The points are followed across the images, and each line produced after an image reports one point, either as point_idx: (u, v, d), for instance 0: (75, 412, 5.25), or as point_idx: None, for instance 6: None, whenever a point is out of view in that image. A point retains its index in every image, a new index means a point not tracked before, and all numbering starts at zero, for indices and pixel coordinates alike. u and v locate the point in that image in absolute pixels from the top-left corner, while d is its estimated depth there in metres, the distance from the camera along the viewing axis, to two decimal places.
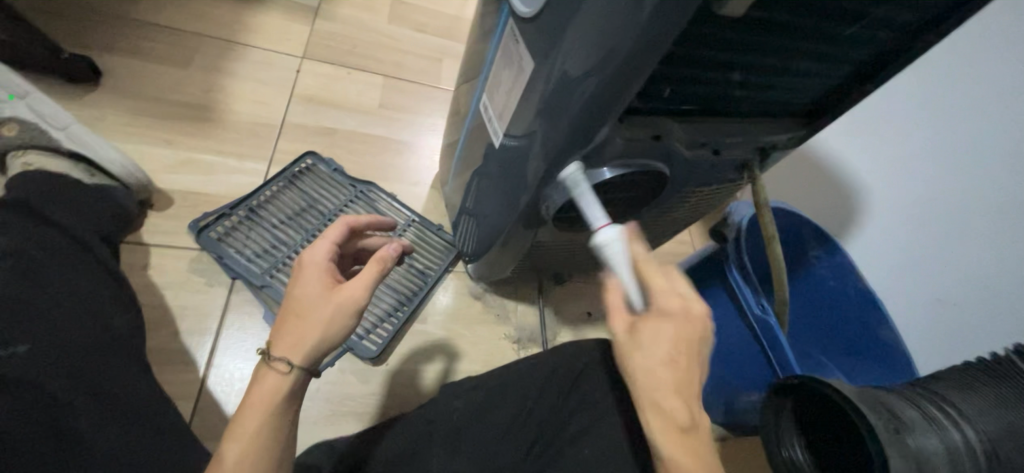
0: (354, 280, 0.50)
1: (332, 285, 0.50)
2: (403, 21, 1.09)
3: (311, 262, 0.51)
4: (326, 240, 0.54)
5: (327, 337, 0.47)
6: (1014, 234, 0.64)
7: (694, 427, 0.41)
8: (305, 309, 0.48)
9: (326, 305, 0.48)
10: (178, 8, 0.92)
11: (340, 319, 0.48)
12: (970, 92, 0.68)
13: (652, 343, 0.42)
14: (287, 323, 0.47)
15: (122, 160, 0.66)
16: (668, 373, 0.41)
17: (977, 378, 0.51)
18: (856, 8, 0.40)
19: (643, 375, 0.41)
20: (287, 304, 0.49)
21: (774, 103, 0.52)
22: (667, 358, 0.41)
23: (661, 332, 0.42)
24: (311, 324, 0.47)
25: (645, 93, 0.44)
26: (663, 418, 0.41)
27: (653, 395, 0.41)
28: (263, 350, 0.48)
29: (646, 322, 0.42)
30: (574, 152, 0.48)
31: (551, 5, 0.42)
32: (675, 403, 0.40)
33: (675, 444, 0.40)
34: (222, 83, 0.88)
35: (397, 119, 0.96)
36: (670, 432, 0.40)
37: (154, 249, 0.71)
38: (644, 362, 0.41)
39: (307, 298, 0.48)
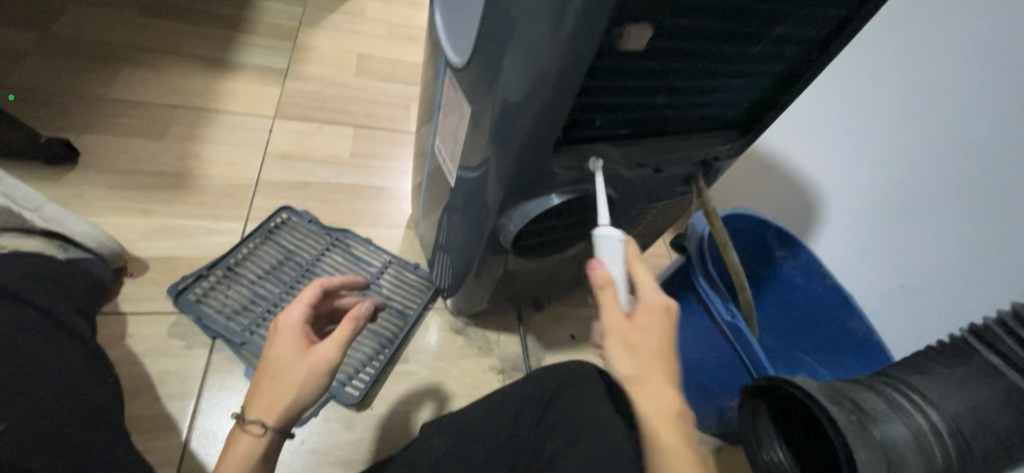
0: (327, 340, 0.51)
1: (307, 346, 0.51)
2: (369, 73, 1.15)
3: (286, 325, 0.53)
4: (301, 302, 0.56)
5: (303, 396, 0.49)
6: (960, 213, 0.67)
7: (683, 412, 0.43)
8: (280, 372, 0.49)
9: (301, 366, 0.49)
10: (151, 84, 0.97)
11: (315, 378, 0.49)
12: (896, 88, 0.74)
13: (645, 336, 0.44)
14: (262, 386, 0.48)
15: (95, 233, 0.69)
16: (657, 362, 0.43)
17: (937, 362, 0.52)
18: (755, 31, 0.45)
19: (639, 366, 0.43)
20: (263, 369, 0.50)
21: (706, 120, 0.56)
22: (658, 350, 0.44)
23: (651, 328, 0.45)
24: (285, 385, 0.48)
25: (577, 124, 0.47)
26: (658, 404, 0.42)
27: (648, 386, 0.43)
28: (238, 413, 0.49)
29: (638, 318, 0.45)
30: (519, 184, 0.51)
31: (480, 54, 0.46)
32: (666, 388, 0.43)
33: (668, 428, 0.42)
34: (196, 149, 0.92)
35: (368, 166, 1.00)
36: (664, 416, 0.42)
37: (131, 317, 0.72)
38: (635, 356, 0.43)
39: (282, 360, 0.50)
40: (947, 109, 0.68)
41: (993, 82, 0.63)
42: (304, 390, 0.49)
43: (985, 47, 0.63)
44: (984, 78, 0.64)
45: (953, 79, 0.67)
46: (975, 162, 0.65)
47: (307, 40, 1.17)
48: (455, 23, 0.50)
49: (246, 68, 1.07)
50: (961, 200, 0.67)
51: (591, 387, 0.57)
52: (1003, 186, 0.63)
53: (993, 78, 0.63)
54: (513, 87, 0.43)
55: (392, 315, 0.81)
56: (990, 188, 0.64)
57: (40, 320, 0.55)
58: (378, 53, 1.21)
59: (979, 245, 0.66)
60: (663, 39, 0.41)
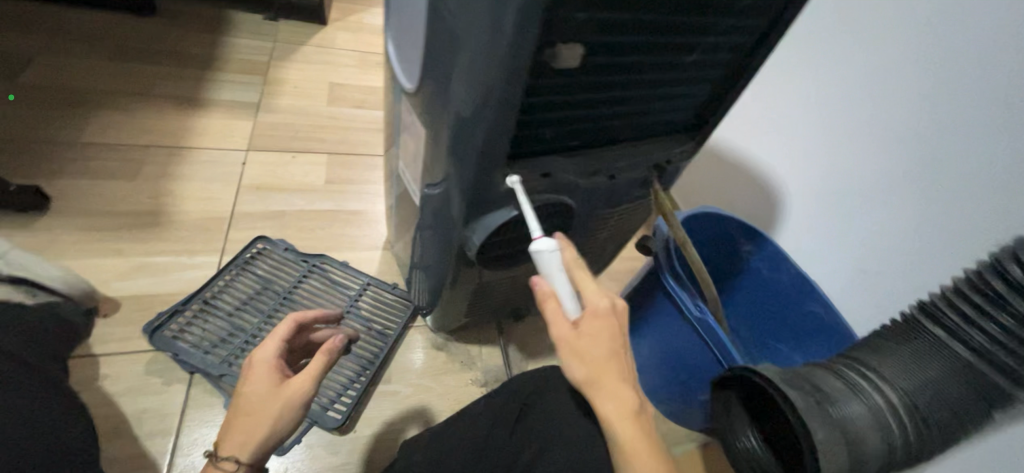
0: (302, 373, 0.52)
1: (281, 380, 0.52)
2: (342, 101, 1.18)
3: (260, 360, 0.54)
4: (274, 337, 0.57)
5: (278, 430, 0.49)
6: (904, 194, 0.71)
7: (638, 409, 0.46)
8: (253, 406, 0.49)
9: (276, 400, 0.50)
10: (124, 126, 0.99)
11: (290, 410, 0.50)
12: (837, 82, 0.79)
13: (592, 341, 0.47)
14: (235, 422, 0.49)
15: (63, 276, 0.71)
16: (610, 363, 0.47)
17: (890, 339, 0.55)
18: (686, 41, 0.48)
19: (591, 370, 0.46)
20: (235, 404, 0.51)
21: (655, 125, 0.59)
22: (607, 352, 0.47)
23: (598, 333, 0.47)
24: (260, 420, 0.49)
25: (527, 138, 0.50)
26: (617, 403, 0.45)
27: (601, 384, 0.46)
28: (210, 450, 0.49)
29: (585, 325, 0.48)
30: (476, 198, 0.53)
31: (428, 79, 0.49)
32: (620, 387, 0.46)
33: (631, 427, 0.45)
34: (170, 186, 0.93)
35: (344, 191, 1.01)
36: (621, 412, 0.45)
37: (107, 358, 0.72)
38: (585, 360, 0.47)
39: (255, 395, 0.50)
40: (891, 101, 0.71)
41: (926, 70, 0.67)
42: (280, 424, 0.49)
43: (920, 39, 0.67)
44: (920, 69, 0.67)
45: (896, 72, 0.70)
46: (919, 148, 0.68)
47: (279, 73, 1.20)
48: (403, 50, 0.52)
49: (219, 104, 1.09)
50: (912, 187, 0.70)
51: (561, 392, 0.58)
52: (947, 171, 0.66)
53: (925, 66, 0.67)
54: (461, 103, 0.45)
55: (372, 336, 0.82)
56: (932, 172, 0.67)
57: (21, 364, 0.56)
58: (350, 82, 1.24)
59: (923, 224, 0.69)
60: (597, 55, 0.44)
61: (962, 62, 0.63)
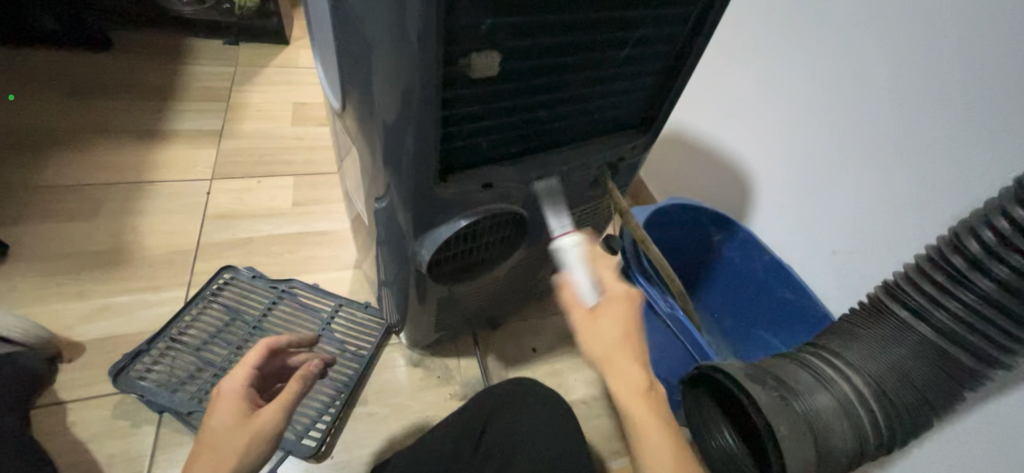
0: (273, 403, 0.50)
1: (250, 411, 0.50)
2: (307, 121, 1.17)
3: (229, 390, 0.51)
4: (245, 365, 0.54)
5: (245, 465, 0.46)
6: (866, 170, 0.70)
7: (652, 386, 0.46)
8: (218, 441, 0.46)
9: (243, 432, 0.47)
10: (84, 166, 0.98)
11: (259, 443, 0.47)
12: (792, 63, 0.78)
13: (608, 327, 0.47)
14: (198, 458, 0.45)
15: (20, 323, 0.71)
16: (622, 345, 0.46)
17: (857, 325, 0.57)
18: (614, 36, 0.46)
19: (603, 354, 0.47)
20: (198, 439, 0.48)
21: (601, 123, 0.57)
22: (622, 336, 0.47)
23: (615, 319, 0.48)
24: (224, 455, 0.45)
25: (461, 150, 0.48)
26: (625, 380, 0.46)
27: (616, 368, 0.46)
28: None
29: (602, 308, 0.49)
30: (418, 214, 0.51)
31: (352, 98, 0.47)
32: (630, 365, 0.46)
33: (639, 403, 0.45)
34: (133, 223, 0.91)
35: (312, 212, 1.00)
36: (630, 389, 0.45)
37: (73, 405, 0.71)
38: (600, 343, 0.47)
39: (221, 428, 0.47)
40: (845, 77, 0.71)
41: (875, 44, 0.66)
42: (247, 458, 0.46)
43: (877, 9, 0.65)
44: (872, 42, 0.67)
45: (855, 46, 0.69)
46: (875, 121, 0.68)
47: (242, 97, 1.19)
48: (327, 68, 0.51)
49: (181, 134, 1.07)
50: (872, 161, 0.69)
51: (521, 405, 0.59)
52: (909, 142, 0.64)
53: (873, 40, 0.66)
54: (386, 113, 0.43)
55: (346, 358, 0.81)
56: (890, 145, 0.66)
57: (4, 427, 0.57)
58: (314, 100, 1.23)
59: (886, 199, 0.68)
60: (517, 59, 0.42)
61: (918, 28, 0.61)
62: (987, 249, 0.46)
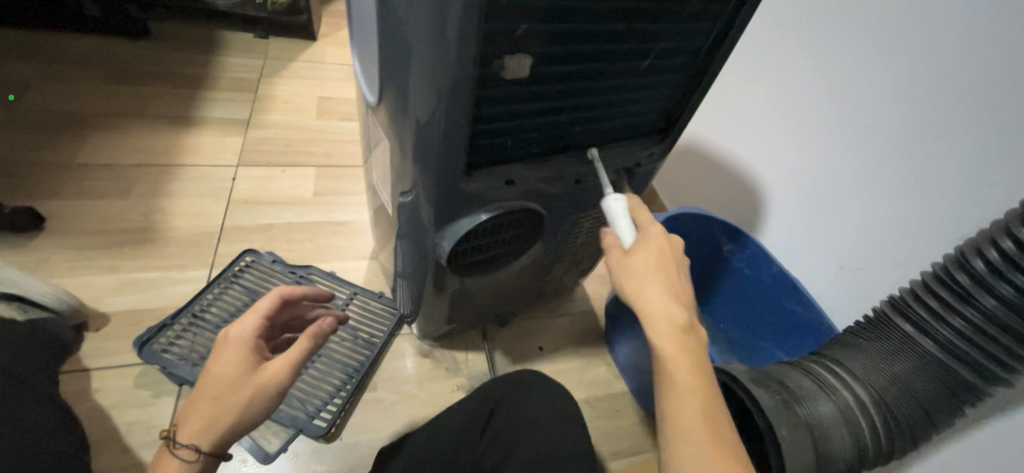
0: (280, 359, 0.52)
1: (256, 364, 0.52)
2: (330, 114, 1.21)
3: (236, 338, 0.53)
4: (257, 314, 0.56)
5: (245, 417, 0.49)
6: (877, 187, 0.71)
7: (691, 327, 0.44)
8: (223, 390, 0.49)
9: (248, 385, 0.50)
10: (117, 147, 1.02)
11: (261, 399, 0.50)
12: (807, 79, 0.80)
13: (643, 262, 0.47)
14: (201, 403, 0.49)
15: (54, 290, 0.73)
16: (658, 279, 0.46)
17: (860, 337, 0.58)
18: (638, 46, 0.48)
19: (637, 286, 0.46)
20: (202, 385, 0.50)
21: (620, 129, 0.59)
22: (657, 268, 0.46)
23: (649, 256, 0.47)
24: (228, 407, 0.49)
25: (486, 147, 0.51)
26: (664, 315, 0.44)
27: (648, 296, 0.45)
28: (167, 431, 0.49)
29: (636, 247, 0.48)
30: (440, 206, 0.54)
31: (387, 93, 0.50)
32: (667, 299, 0.45)
33: (678, 340, 0.43)
34: (160, 204, 0.95)
35: (331, 203, 1.03)
36: (668, 324, 0.44)
37: (97, 373, 0.74)
38: (636, 276, 0.47)
39: (225, 377, 0.50)
40: (859, 96, 0.72)
41: (890, 65, 0.68)
42: (247, 412, 0.49)
43: (894, 31, 0.67)
44: (887, 63, 0.68)
45: (868, 67, 0.71)
46: (887, 141, 0.69)
47: (269, 89, 1.23)
48: (365, 64, 0.53)
49: (210, 122, 1.11)
50: (884, 179, 0.70)
51: (529, 394, 0.61)
52: (920, 162, 0.66)
53: (889, 61, 0.68)
54: (419, 106, 0.46)
55: (358, 344, 0.83)
56: (902, 165, 0.68)
57: (37, 385, 0.61)
58: (338, 96, 1.27)
59: (896, 217, 0.69)
60: (545, 64, 0.45)
61: (933, 53, 0.63)
62: (992, 269, 0.47)
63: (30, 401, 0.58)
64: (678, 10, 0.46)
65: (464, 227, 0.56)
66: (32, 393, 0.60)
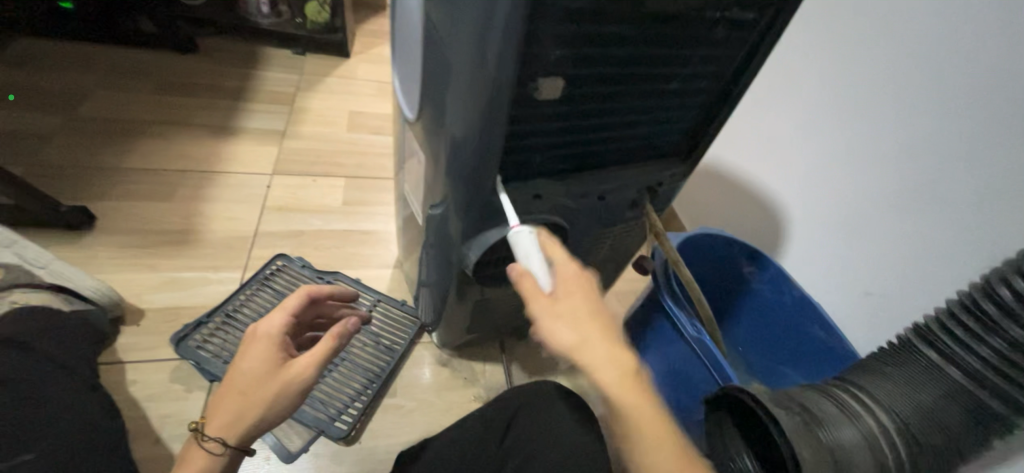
0: (305, 357, 0.54)
1: (282, 361, 0.54)
2: (361, 128, 1.26)
3: (264, 333, 0.55)
4: (283, 312, 0.58)
5: (268, 414, 0.52)
6: (901, 215, 0.71)
7: (638, 371, 0.44)
8: (250, 386, 0.51)
9: (273, 381, 0.52)
10: (162, 153, 1.08)
11: (285, 396, 0.52)
12: (831, 106, 0.81)
13: (575, 308, 0.45)
14: (227, 398, 0.51)
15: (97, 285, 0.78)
16: (593, 323, 0.44)
17: (885, 364, 0.58)
18: (663, 72, 0.51)
19: (573, 338, 0.44)
20: (230, 380, 0.53)
21: (644, 149, 0.61)
22: (591, 313, 0.45)
23: (578, 302, 0.45)
24: (254, 402, 0.51)
25: (516, 164, 0.53)
26: (611, 363, 0.43)
27: (592, 348, 0.43)
28: (196, 425, 0.51)
29: (561, 293, 0.46)
30: (470, 217, 0.56)
31: (426, 110, 0.53)
32: (610, 346, 0.44)
33: (630, 388, 0.43)
34: (200, 208, 1.00)
35: (359, 212, 1.07)
36: (619, 373, 0.43)
37: (135, 365, 0.78)
38: (572, 326, 0.44)
39: (252, 373, 0.52)
40: (884, 124, 0.73)
41: (914, 95, 0.69)
42: (271, 408, 0.52)
43: (915, 60, 0.68)
44: (910, 93, 0.69)
45: (890, 95, 0.72)
46: (911, 168, 0.70)
47: (304, 103, 1.29)
48: (406, 83, 0.57)
49: (248, 132, 1.18)
50: (908, 206, 0.70)
51: (547, 404, 0.62)
52: (945, 190, 0.66)
53: (912, 91, 0.69)
54: (456, 123, 0.48)
55: (379, 350, 0.85)
56: (926, 193, 0.68)
57: (81, 373, 0.67)
58: (369, 111, 1.32)
59: (921, 245, 0.69)
60: (576, 88, 0.48)
61: (954, 81, 0.64)
62: (1020, 299, 0.47)
63: (75, 387, 0.64)
64: (703, 37, 0.49)
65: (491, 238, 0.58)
66: (77, 380, 0.65)
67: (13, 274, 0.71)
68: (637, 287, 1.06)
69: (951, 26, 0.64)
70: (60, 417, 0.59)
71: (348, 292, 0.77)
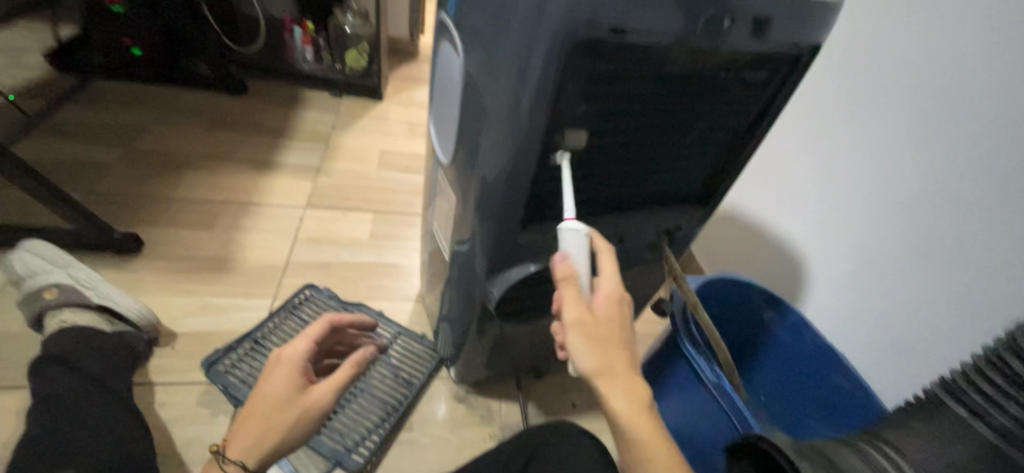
0: (324, 383, 0.57)
1: (303, 387, 0.57)
2: (390, 166, 1.33)
3: (289, 358, 0.58)
4: (307, 338, 0.61)
5: (287, 439, 0.53)
6: (924, 266, 0.71)
7: (651, 403, 0.47)
8: (272, 410, 0.53)
9: (294, 407, 0.54)
10: (208, 185, 1.16)
11: (304, 422, 0.54)
12: (848, 157, 0.83)
13: (606, 330, 0.48)
14: (250, 421, 0.53)
15: (139, 308, 0.82)
16: (618, 351, 0.47)
17: (911, 418, 0.55)
18: (681, 124, 0.54)
19: (598, 358, 0.46)
20: (252, 403, 0.55)
21: (664, 195, 0.64)
22: (618, 339, 0.48)
23: (610, 324, 0.48)
24: (275, 426, 0.53)
25: (542, 207, 0.57)
26: (627, 392, 0.46)
27: (613, 378, 0.46)
28: (216, 448, 0.52)
29: (597, 311, 0.48)
30: (496, 256, 0.59)
31: (459, 156, 0.58)
32: (629, 375, 0.47)
33: (642, 418, 0.45)
34: (238, 237, 1.06)
35: (386, 246, 1.11)
36: (633, 402, 0.46)
37: (167, 387, 0.81)
38: (599, 348, 0.47)
39: (276, 397, 0.54)
40: (900, 176, 0.74)
41: (927, 149, 0.70)
42: (291, 433, 0.53)
43: (927, 115, 0.70)
44: (922, 148, 0.71)
45: (904, 149, 0.73)
46: (929, 220, 0.70)
47: (339, 141, 1.38)
48: (442, 131, 0.62)
49: (286, 168, 1.25)
50: (928, 258, 0.71)
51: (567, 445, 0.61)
52: (966, 243, 0.66)
53: (925, 146, 0.71)
54: (487, 168, 0.52)
55: (398, 383, 0.87)
56: (947, 245, 0.68)
57: (117, 391, 0.70)
58: (399, 150, 1.40)
59: (946, 298, 0.68)
60: (599, 139, 0.51)
61: (967, 137, 0.66)
62: None
63: (111, 406, 0.67)
64: (720, 94, 0.52)
65: (514, 277, 0.61)
66: (114, 398, 0.68)
67: (65, 295, 0.79)
68: (655, 329, 1.06)
69: (960, 85, 0.66)
70: (98, 434, 0.62)
71: (369, 322, 0.81)
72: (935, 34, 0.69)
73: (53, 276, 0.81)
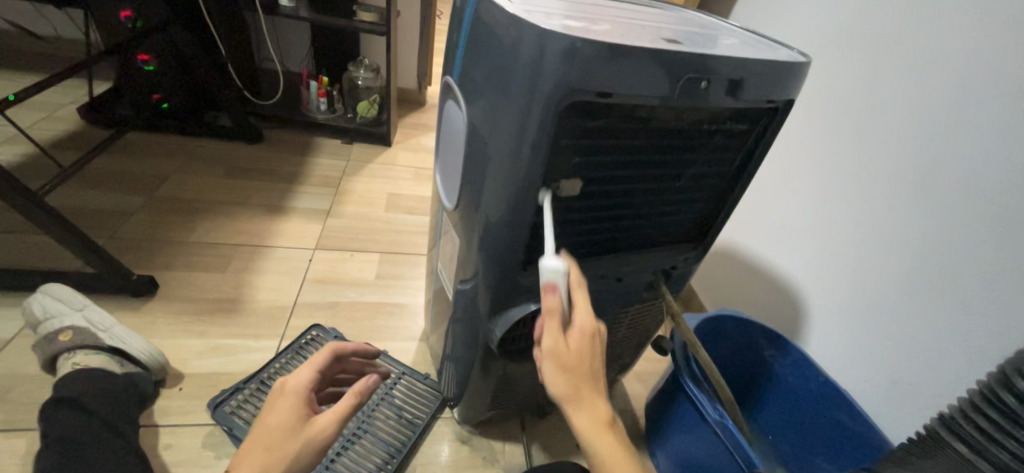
0: (327, 413, 0.58)
1: (306, 417, 0.58)
2: (397, 208, 1.39)
3: (293, 389, 0.60)
4: (309, 369, 0.63)
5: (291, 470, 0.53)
6: (919, 299, 0.73)
7: (614, 420, 0.50)
8: (275, 443, 0.54)
9: (297, 438, 0.55)
10: (223, 229, 1.21)
11: (306, 453, 0.55)
12: (841, 194, 0.87)
13: (577, 360, 0.48)
14: (253, 453, 0.53)
15: (149, 349, 0.84)
16: (586, 378, 0.49)
17: (913, 454, 0.57)
18: (672, 171, 0.58)
19: (565, 386, 0.48)
20: (255, 435, 0.55)
21: (658, 235, 0.67)
22: (587, 368, 0.49)
23: (582, 353, 0.49)
24: (278, 457, 0.53)
25: (540, 248, 0.60)
26: (591, 415, 0.48)
27: (578, 403, 0.48)
28: None
29: (571, 341, 0.49)
30: (497, 295, 0.62)
31: (463, 203, 0.62)
32: (594, 399, 0.49)
33: (604, 437, 0.48)
34: (249, 279, 1.09)
35: (392, 286, 1.14)
36: (595, 424, 0.48)
37: (172, 429, 0.81)
38: (568, 375, 0.48)
39: (280, 429, 0.55)
40: (891, 212, 0.78)
41: (914, 187, 0.74)
42: (293, 465, 0.54)
43: (919, 155, 0.74)
44: (911, 186, 0.75)
45: (895, 186, 0.77)
46: (921, 254, 0.73)
47: (349, 185, 1.44)
48: (447, 178, 0.67)
49: (297, 211, 1.31)
50: (923, 291, 0.72)
51: None
52: (957, 276, 0.68)
53: (913, 184, 0.75)
54: (489, 211, 0.56)
55: (401, 424, 0.87)
56: (939, 279, 0.70)
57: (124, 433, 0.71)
58: (406, 193, 1.45)
59: (941, 330, 0.69)
60: (593, 184, 0.55)
61: (951, 176, 0.69)
62: None
63: (117, 449, 0.68)
64: (705, 143, 0.57)
65: (515, 314, 0.63)
66: (120, 442, 0.70)
67: (80, 337, 0.82)
68: (659, 368, 1.06)
69: (948, 128, 0.70)
70: None
71: (372, 352, 0.82)
72: (923, 83, 0.74)
73: (68, 319, 0.83)
